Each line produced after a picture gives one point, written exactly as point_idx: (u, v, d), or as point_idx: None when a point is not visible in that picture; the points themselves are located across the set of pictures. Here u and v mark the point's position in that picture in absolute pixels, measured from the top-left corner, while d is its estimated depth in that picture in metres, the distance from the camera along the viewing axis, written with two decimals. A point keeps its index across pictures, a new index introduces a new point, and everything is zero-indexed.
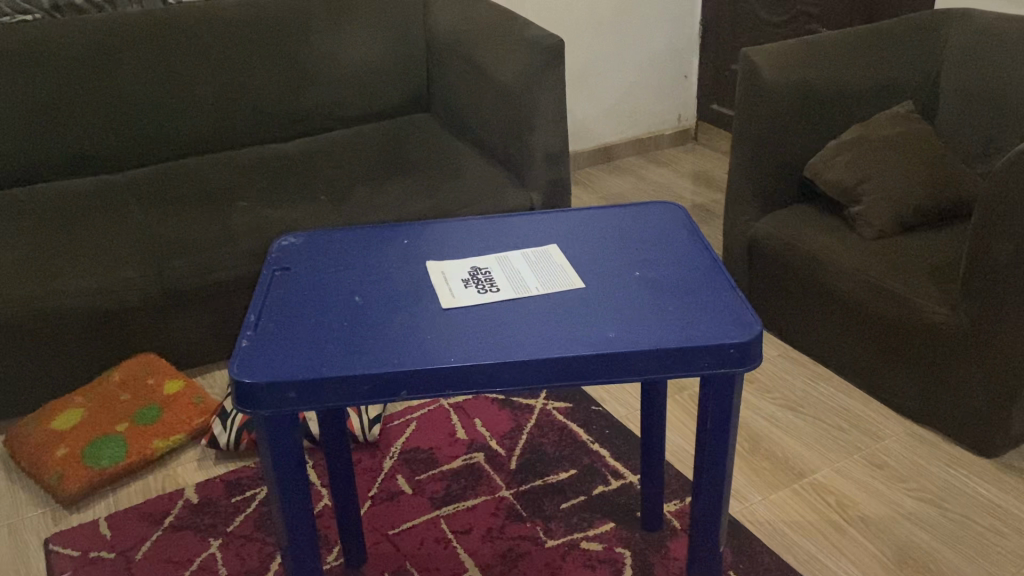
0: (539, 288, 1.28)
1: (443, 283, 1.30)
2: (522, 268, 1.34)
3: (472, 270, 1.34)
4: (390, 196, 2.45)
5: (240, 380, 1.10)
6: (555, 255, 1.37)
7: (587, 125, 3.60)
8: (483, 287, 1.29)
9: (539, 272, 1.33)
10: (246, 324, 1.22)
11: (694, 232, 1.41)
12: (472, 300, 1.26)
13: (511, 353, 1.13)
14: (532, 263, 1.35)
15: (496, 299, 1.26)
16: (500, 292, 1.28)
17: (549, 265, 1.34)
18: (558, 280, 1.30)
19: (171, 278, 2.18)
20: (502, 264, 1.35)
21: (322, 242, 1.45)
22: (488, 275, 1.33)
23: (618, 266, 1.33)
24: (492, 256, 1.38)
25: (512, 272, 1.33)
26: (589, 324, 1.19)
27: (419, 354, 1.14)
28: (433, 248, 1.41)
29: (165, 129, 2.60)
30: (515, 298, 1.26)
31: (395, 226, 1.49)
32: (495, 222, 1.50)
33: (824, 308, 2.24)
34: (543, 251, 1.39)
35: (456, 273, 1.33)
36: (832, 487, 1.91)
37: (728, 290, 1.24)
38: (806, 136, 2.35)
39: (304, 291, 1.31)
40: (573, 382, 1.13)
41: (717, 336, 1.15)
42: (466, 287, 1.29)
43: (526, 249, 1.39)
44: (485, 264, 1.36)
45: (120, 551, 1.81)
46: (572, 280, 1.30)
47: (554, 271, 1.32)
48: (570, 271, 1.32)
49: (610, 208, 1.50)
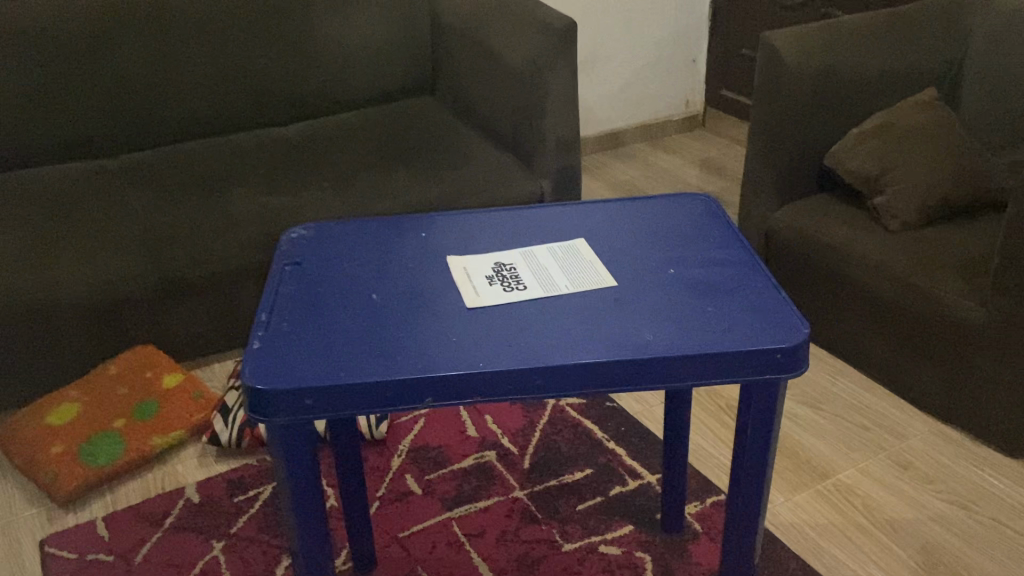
0: (569, 285, 1.21)
1: (466, 279, 1.23)
2: (550, 264, 1.26)
3: (495, 265, 1.26)
4: (396, 182, 2.37)
5: (253, 387, 1.02)
6: (582, 250, 1.29)
7: (593, 110, 3.51)
8: (509, 284, 1.22)
9: (566, 268, 1.25)
10: (257, 324, 1.14)
11: (728, 226, 1.34)
12: (499, 299, 1.18)
13: (543, 357, 1.06)
14: (559, 258, 1.28)
15: (524, 297, 1.18)
16: (526, 290, 1.20)
17: (577, 260, 1.27)
18: (589, 277, 1.22)
19: (168, 267, 2.10)
20: (527, 259, 1.28)
21: (333, 235, 1.37)
22: (514, 271, 1.25)
23: (650, 262, 1.25)
24: (516, 251, 1.30)
25: (538, 268, 1.25)
26: (625, 326, 1.11)
27: (445, 357, 1.06)
28: (453, 242, 1.34)
29: (162, 113, 2.51)
30: (543, 297, 1.18)
31: (411, 217, 1.41)
32: (516, 214, 1.42)
33: (845, 303, 2.17)
34: (570, 245, 1.31)
35: (480, 269, 1.26)
36: (856, 488, 1.84)
37: (771, 290, 1.17)
38: (827, 124, 2.28)
39: (317, 287, 1.23)
40: (610, 388, 1.06)
41: (763, 338, 1.07)
42: (491, 284, 1.21)
43: (552, 244, 1.32)
44: (509, 260, 1.28)
45: (119, 554, 1.74)
46: (603, 277, 1.22)
47: (583, 267, 1.25)
48: (600, 267, 1.25)
49: (636, 199, 1.43)
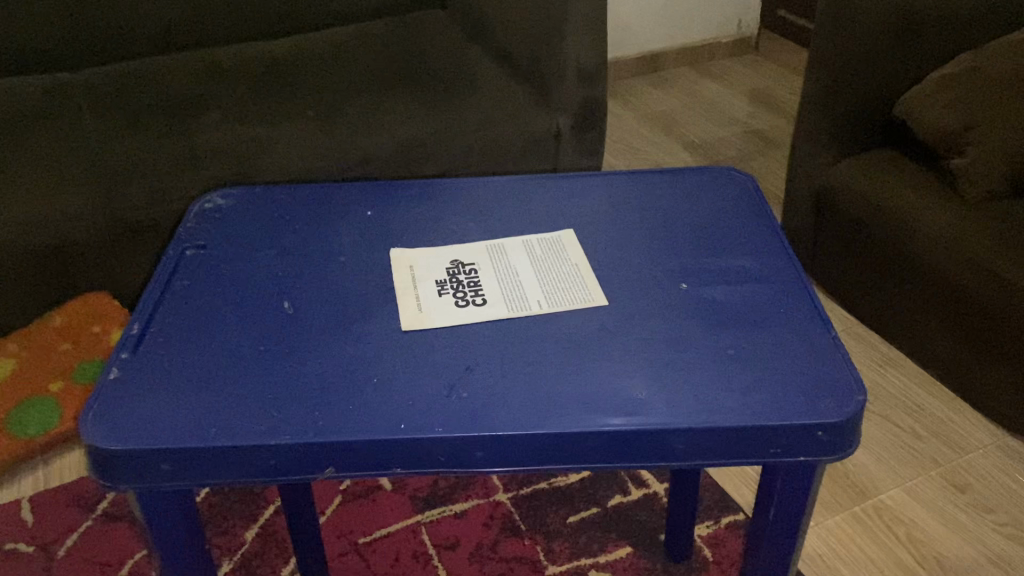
0: (543, 301, 0.91)
1: (408, 285, 0.93)
2: (523, 266, 0.96)
3: (450, 264, 0.97)
4: (388, 112, 1.98)
5: (91, 443, 0.75)
6: (569, 247, 0.98)
7: (631, 28, 3.11)
8: (465, 294, 0.92)
9: (543, 273, 0.95)
10: (122, 341, 0.86)
11: (765, 222, 1.02)
12: (448, 317, 0.88)
13: (490, 418, 0.76)
14: (536, 258, 0.97)
15: (482, 315, 0.89)
16: (485, 304, 0.90)
17: (559, 261, 0.96)
18: (571, 290, 0.92)
19: (120, 207, 1.74)
20: (494, 258, 0.98)
21: (255, 208, 1.07)
22: (474, 274, 0.95)
23: (655, 271, 0.94)
24: (483, 243, 1.00)
25: (507, 273, 0.95)
26: (610, 373, 0.81)
27: (356, 411, 0.77)
28: (406, 225, 1.03)
29: (128, 20, 2.19)
30: (506, 317, 0.88)
31: (358, 186, 1.11)
32: (493, 186, 1.11)
33: (906, 282, 1.83)
34: (554, 237, 1.00)
35: (433, 269, 0.96)
36: (901, 513, 1.55)
37: (814, 325, 0.86)
38: (903, 64, 1.88)
39: (215, 287, 0.94)
40: (580, 464, 0.77)
41: (800, 408, 0.77)
42: (440, 293, 0.92)
43: (531, 236, 1.01)
44: (471, 257, 0.98)
45: (41, 546, 1.52)
46: (589, 291, 0.92)
47: (564, 274, 0.94)
48: (587, 275, 0.94)
49: (649, 175, 1.11)
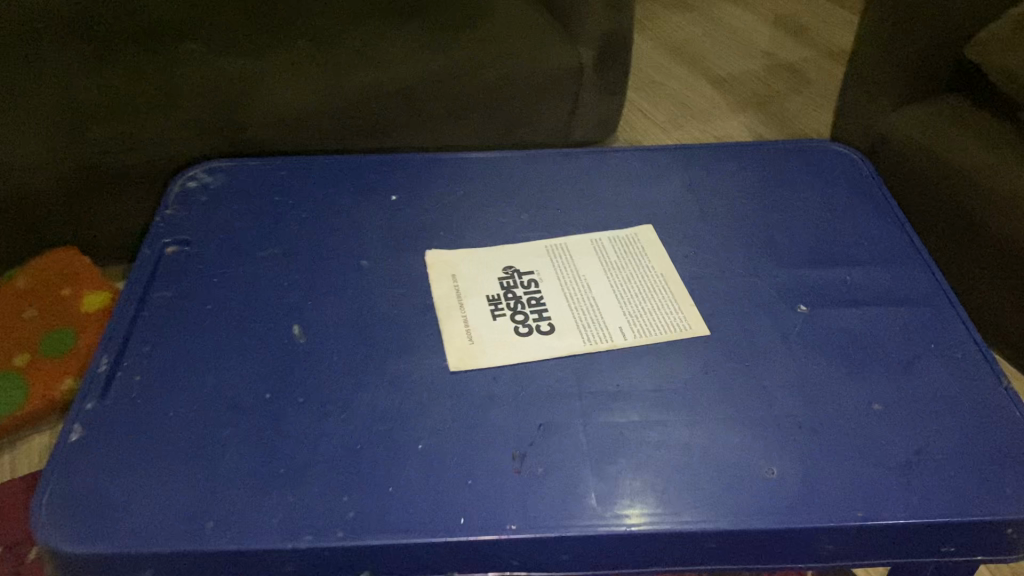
0: (625, 327, 0.71)
1: (453, 303, 0.73)
2: (596, 276, 0.76)
3: (503, 272, 0.77)
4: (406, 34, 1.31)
5: (52, 544, 0.56)
6: (650, 250, 0.79)
7: None
8: (526, 315, 0.73)
9: (620, 288, 0.75)
10: (88, 384, 0.67)
11: (889, 219, 0.82)
12: (506, 350, 0.69)
13: (578, 508, 0.58)
14: (611, 264, 0.77)
15: (551, 347, 0.70)
16: (553, 330, 0.71)
17: (639, 269, 0.77)
18: (658, 312, 0.73)
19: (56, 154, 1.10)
20: (557, 263, 0.78)
21: (251, 188, 0.86)
22: (534, 288, 0.75)
23: (760, 286, 0.75)
24: (541, 242, 0.80)
25: (577, 288, 0.75)
26: (727, 437, 0.63)
27: (400, 496, 0.59)
28: (441, 215, 0.83)
29: None
30: (582, 351, 0.69)
31: (379, 160, 0.90)
32: (545, 161, 0.90)
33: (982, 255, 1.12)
34: (628, 235, 0.80)
35: (482, 279, 0.76)
36: None
37: (975, 371, 0.68)
38: None
39: (204, 301, 0.74)
40: (693, 564, 0.59)
41: (977, 494, 0.59)
42: (495, 316, 0.73)
43: (601, 233, 0.81)
44: (529, 261, 0.78)
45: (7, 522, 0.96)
46: (683, 313, 0.72)
47: (647, 289, 0.75)
48: (677, 289, 0.75)
49: (737, 152, 0.91)
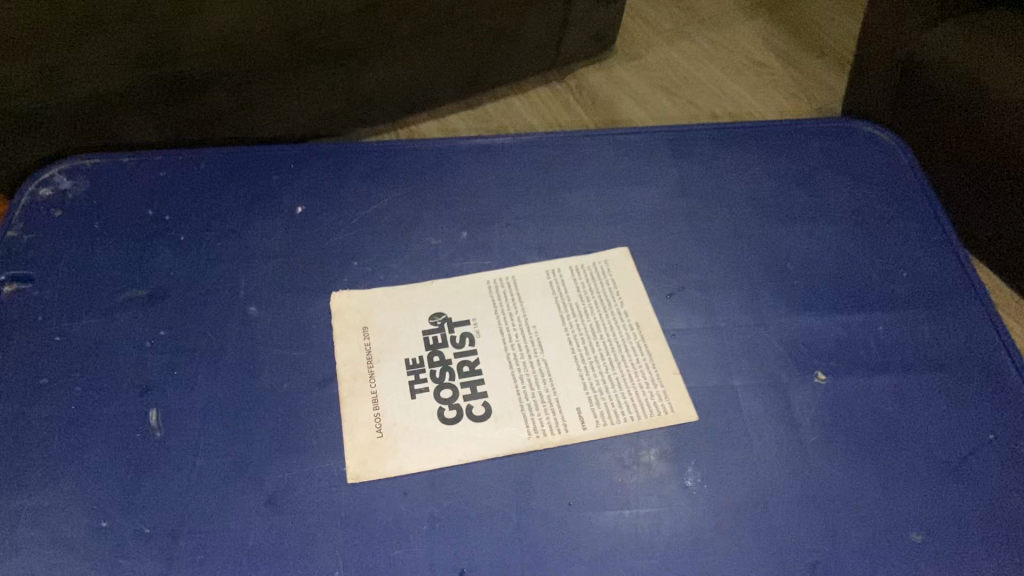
0: (584, 410, 0.54)
1: (362, 371, 0.56)
2: (551, 330, 0.59)
3: (430, 322, 0.59)
4: None
5: None
6: (623, 289, 0.61)
7: None
8: (455, 389, 0.56)
9: (581, 347, 0.58)
10: None
11: (933, 234, 0.64)
12: (426, 446, 0.53)
13: None
14: (571, 311, 0.60)
15: (484, 443, 0.53)
16: (488, 414, 0.54)
17: (607, 320, 0.59)
18: (628, 385, 0.56)
19: None
20: (501, 309, 0.60)
21: (121, 198, 0.67)
22: (468, 347, 0.58)
23: (765, 345, 0.58)
24: (482, 277, 0.62)
25: (525, 347, 0.58)
26: None
27: None
28: (355, 234, 0.65)
29: None
30: (525, 449, 0.52)
31: (283, 151, 0.71)
32: (495, 154, 0.71)
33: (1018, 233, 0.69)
34: (595, 264, 0.62)
35: (403, 335, 0.59)
36: None
37: None
38: None
39: (38, 371, 0.56)
40: None
41: None
42: (415, 390, 0.55)
43: (561, 263, 0.63)
44: (464, 306, 0.60)
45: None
46: (659, 389, 0.55)
47: (615, 350, 0.57)
48: (654, 351, 0.57)
49: (739, 137, 0.71)
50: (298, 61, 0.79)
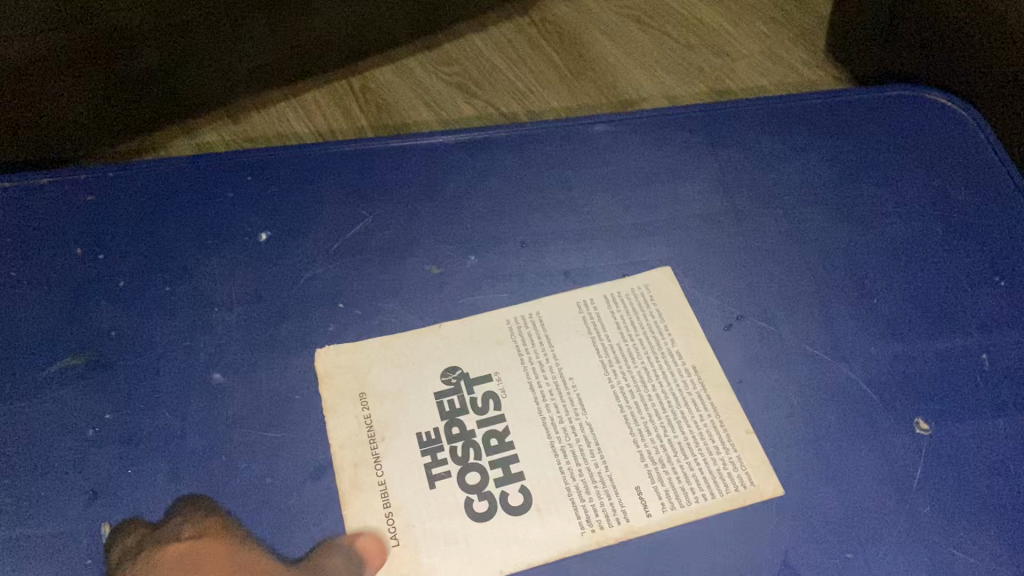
0: (645, 490, 0.45)
1: (365, 456, 0.46)
2: (592, 381, 0.48)
3: (443, 382, 0.49)
4: None
5: None
6: (672, 323, 0.51)
7: None
8: (483, 471, 0.46)
9: (630, 403, 0.48)
10: None
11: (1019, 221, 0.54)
12: (457, 553, 0.43)
13: None
14: (613, 354, 0.49)
15: (527, 546, 0.43)
16: (528, 503, 0.44)
17: (657, 365, 0.49)
18: (694, 453, 0.46)
19: None
20: (527, 358, 0.50)
21: (42, 232, 0.54)
22: (493, 412, 0.48)
23: (850, 385, 0.48)
24: (499, 316, 0.51)
25: (564, 408, 0.48)
26: None
27: None
28: (336, 265, 0.53)
29: None
30: (578, 549, 0.43)
31: (234, 159, 0.58)
32: (492, 152, 0.59)
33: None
34: (634, 292, 0.52)
35: (410, 401, 0.48)
36: None
37: None
38: None
39: None
40: None
41: None
42: (433, 477, 0.45)
43: (593, 292, 0.52)
44: (481, 357, 0.50)
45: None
46: (729, 455, 0.46)
47: (672, 404, 0.48)
48: (718, 404, 0.48)
49: (779, 118, 0.61)
50: (241, 17, 0.74)
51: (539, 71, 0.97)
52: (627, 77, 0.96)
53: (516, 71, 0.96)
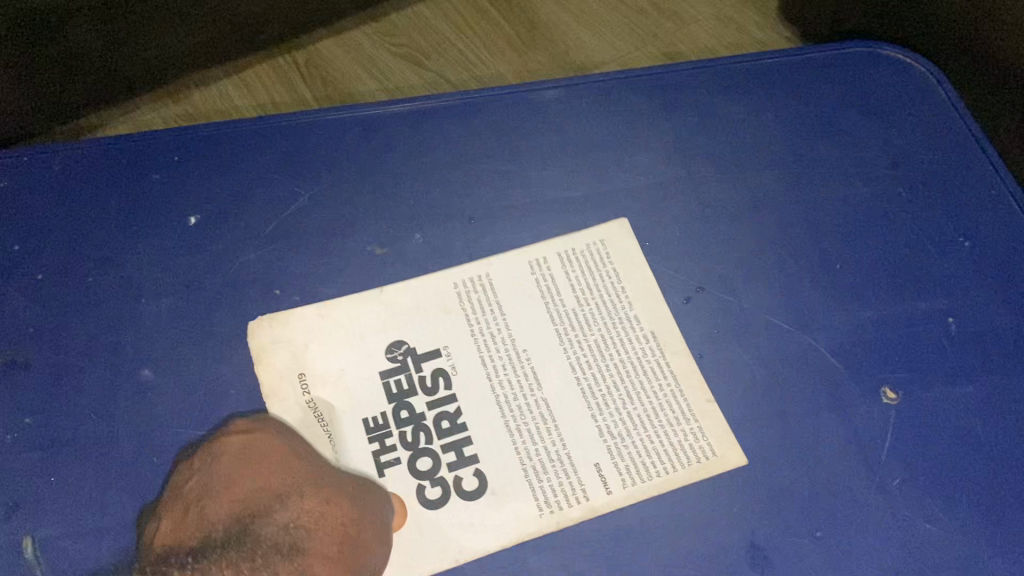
0: (604, 469, 0.45)
1: (316, 437, 0.45)
2: (546, 352, 0.48)
3: (389, 359, 0.48)
4: None
5: None
6: (629, 284, 0.50)
7: None
8: (435, 456, 0.45)
9: (587, 375, 0.47)
10: None
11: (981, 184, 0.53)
12: (415, 538, 0.43)
13: None
14: (568, 322, 0.49)
15: (483, 531, 0.43)
16: (483, 487, 0.44)
17: (613, 333, 0.49)
18: (651, 433, 0.46)
19: None
20: (478, 327, 0.49)
21: None
22: (444, 391, 0.47)
23: (801, 351, 0.48)
24: (446, 279, 0.50)
25: (515, 373, 0.47)
26: None
27: None
28: (272, 249, 0.50)
29: None
30: (537, 531, 0.43)
31: (151, 137, 0.53)
32: (435, 120, 0.55)
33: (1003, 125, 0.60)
34: (590, 247, 0.51)
35: (357, 380, 0.47)
36: None
37: None
38: None
39: None
40: None
41: None
42: (381, 464, 0.45)
43: (544, 249, 0.51)
44: (428, 326, 0.49)
45: (237, 525, 0.42)
46: (689, 426, 0.46)
47: (631, 372, 0.47)
48: (676, 374, 0.47)
49: (735, 75, 0.57)
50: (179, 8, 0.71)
51: (485, 34, 0.94)
52: (576, 43, 0.94)
53: (462, 37, 0.94)
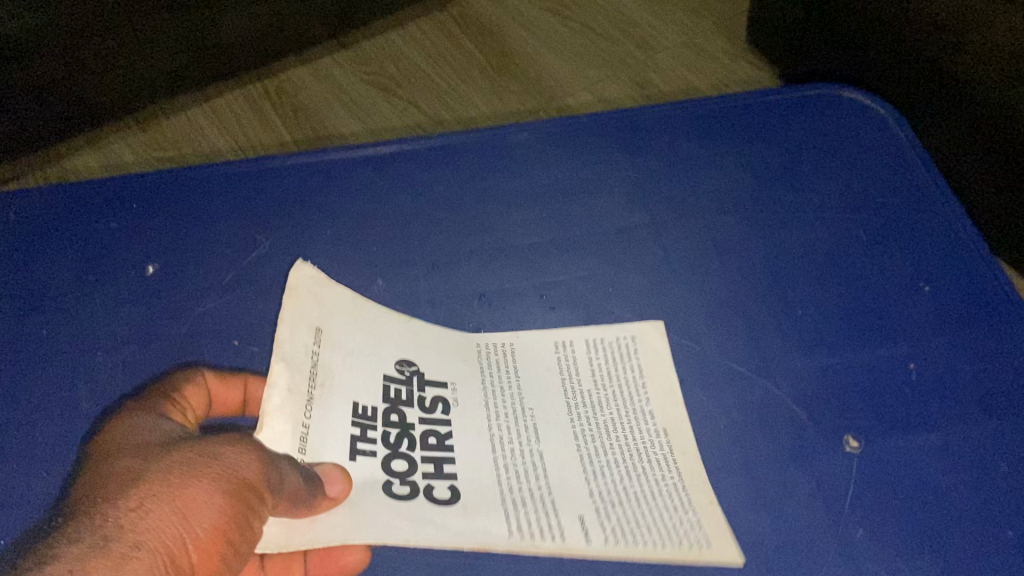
0: (589, 518, 0.42)
1: (299, 401, 0.44)
2: (550, 414, 0.47)
3: (396, 369, 0.47)
4: None
5: None
6: (645, 367, 0.49)
7: None
8: (412, 461, 0.44)
9: (589, 446, 0.45)
10: None
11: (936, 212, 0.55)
12: (380, 526, 0.40)
13: None
14: (581, 399, 0.47)
15: (447, 537, 0.40)
16: (456, 499, 0.42)
17: (626, 417, 0.47)
18: (648, 501, 0.43)
19: None
20: (488, 383, 0.48)
21: None
22: (434, 411, 0.46)
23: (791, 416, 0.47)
24: (471, 336, 0.50)
25: (515, 422, 0.46)
26: None
27: None
28: (234, 303, 0.50)
29: None
30: (500, 549, 0.40)
31: (120, 193, 0.55)
32: (401, 168, 0.57)
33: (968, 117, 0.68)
34: (622, 342, 0.50)
35: (355, 375, 0.46)
36: None
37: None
38: None
39: None
40: None
41: None
42: (356, 450, 0.43)
43: (562, 332, 0.50)
44: (440, 362, 0.48)
45: None
46: (689, 515, 0.42)
47: (633, 458, 0.45)
48: (680, 461, 0.45)
49: (694, 125, 0.60)
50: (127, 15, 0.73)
51: (456, 63, 0.96)
52: (546, 71, 0.95)
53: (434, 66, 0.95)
